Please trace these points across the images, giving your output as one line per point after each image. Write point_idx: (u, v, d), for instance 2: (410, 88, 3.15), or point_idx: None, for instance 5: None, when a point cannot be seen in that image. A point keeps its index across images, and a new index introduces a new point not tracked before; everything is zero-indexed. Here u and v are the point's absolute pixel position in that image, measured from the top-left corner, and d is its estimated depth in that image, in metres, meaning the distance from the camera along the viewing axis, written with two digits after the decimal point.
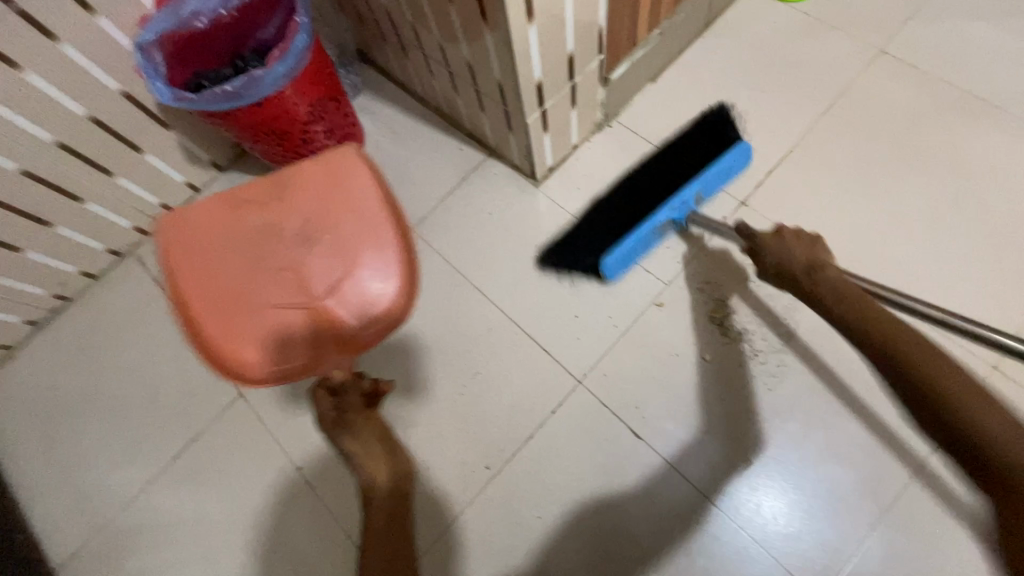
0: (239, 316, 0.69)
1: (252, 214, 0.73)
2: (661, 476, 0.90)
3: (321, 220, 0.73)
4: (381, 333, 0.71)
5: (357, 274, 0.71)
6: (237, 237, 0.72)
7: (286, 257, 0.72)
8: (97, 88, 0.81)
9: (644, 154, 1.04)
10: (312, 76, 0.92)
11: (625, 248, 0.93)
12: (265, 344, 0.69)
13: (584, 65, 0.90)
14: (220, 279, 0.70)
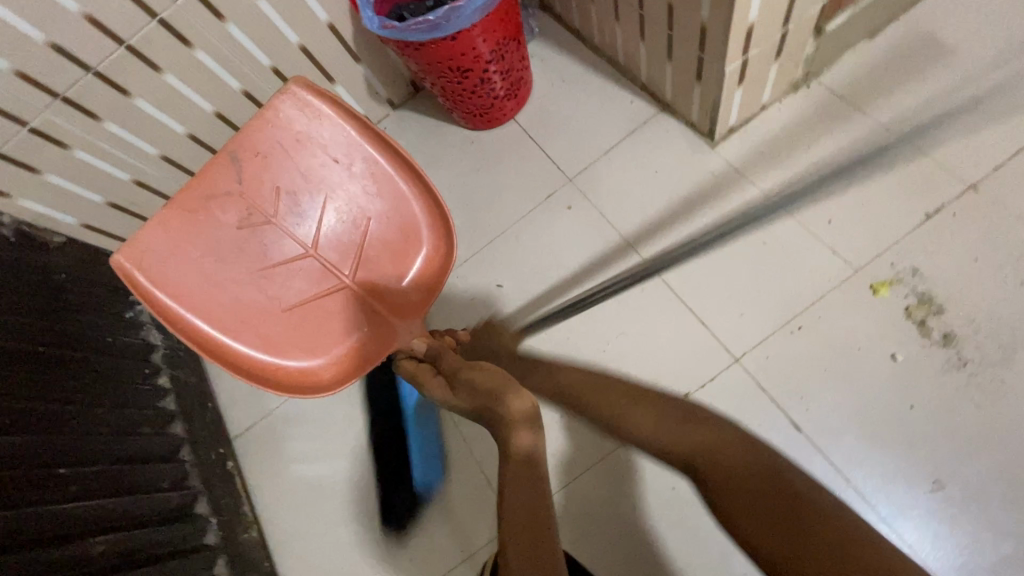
0: (292, 307, 0.72)
1: (206, 214, 0.70)
2: (829, 486, 0.75)
3: (302, 186, 0.72)
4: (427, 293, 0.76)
5: (370, 234, 0.74)
6: (216, 244, 0.70)
7: (278, 237, 0.72)
8: (310, 17, 0.93)
9: (851, 124, 0.89)
10: (502, 14, 0.87)
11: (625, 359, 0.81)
12: (309, 336, 0.73)
13: (804, 9, 0.75)
14: (223, 295, 0.70)
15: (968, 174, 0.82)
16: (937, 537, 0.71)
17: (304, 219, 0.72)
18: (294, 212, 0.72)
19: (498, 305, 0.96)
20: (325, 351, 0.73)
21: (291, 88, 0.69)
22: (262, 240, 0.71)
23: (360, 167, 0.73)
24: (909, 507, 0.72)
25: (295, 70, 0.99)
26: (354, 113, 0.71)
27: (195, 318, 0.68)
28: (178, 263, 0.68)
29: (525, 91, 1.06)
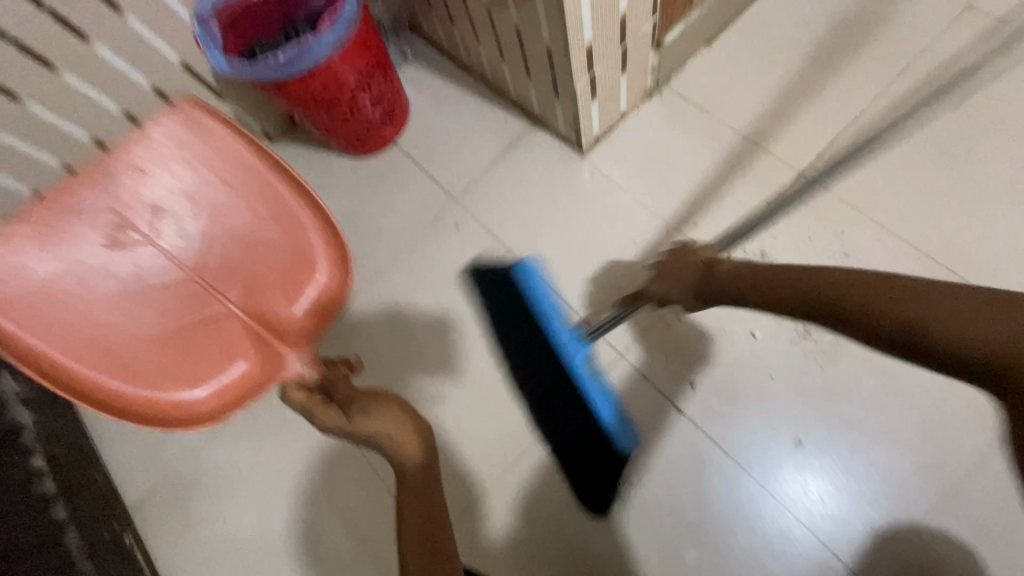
0: (169, 329, 0.72)
1: (66, 228, 0.68)
2: (708, 458, 0.82)
3: (184, 205, 0.72)
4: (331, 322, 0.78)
5: (255, 257, 0.74)
6: (76, 261, 0.68)
7: (155, 261, 0.72)
8: (159, 59, 0.89)
9: (700, 125, 0.97)
10: (360, 44, 0.87)
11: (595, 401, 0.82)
12: (185, 358, 0.72)
13: (637, 27, 0.81)
14: (87, 326, 0.68)
15: (800, 163, 0.92)
16: (806, 489, 0.79)
17: (184, 240, 0.72)
18: (170, 232, 0.72)
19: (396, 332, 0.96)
20: (207, 373, 0.73)
21: (180, 110, 0.68)
22: (133, 256, 0.71)
23: (248, 192, 0.72)
24: (782, 466, 0.80)
25: (151, 114, 0.95)
26: (245, 136, 0.70)
27: (48, 339, 0.66)
28: (40, 276, 0.66)
29: (402, 115, 1.07)
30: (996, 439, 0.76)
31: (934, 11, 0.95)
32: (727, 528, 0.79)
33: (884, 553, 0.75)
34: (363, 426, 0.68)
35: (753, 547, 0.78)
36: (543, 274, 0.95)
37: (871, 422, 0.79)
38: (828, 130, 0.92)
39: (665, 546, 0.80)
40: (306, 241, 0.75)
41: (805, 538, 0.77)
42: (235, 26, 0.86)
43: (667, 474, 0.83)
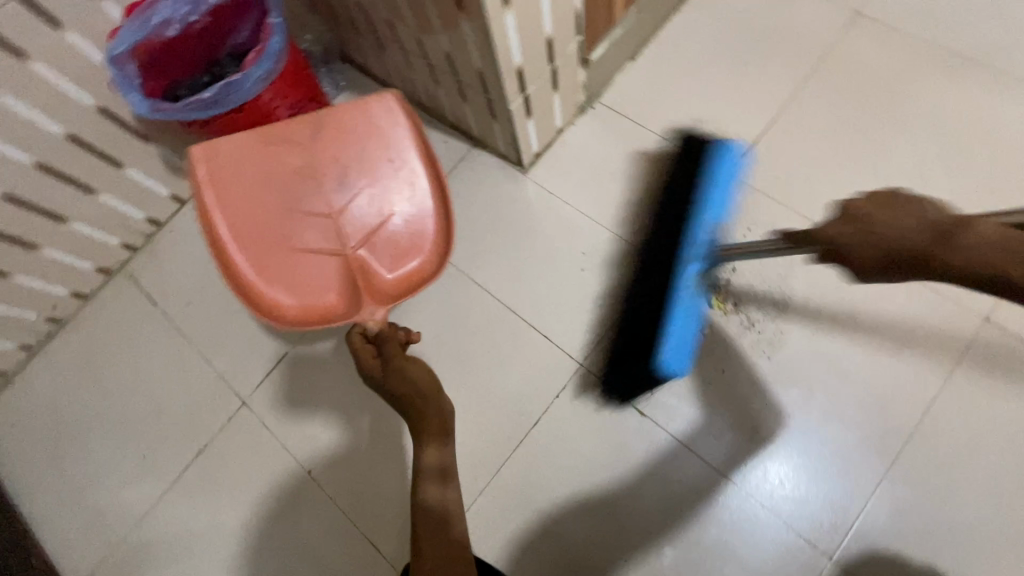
0: (246, 167, 0.75)
1: (275, 154, 0.76)
2: (671, 456, 0.84)
3: (360, 163, 0.76)
4: (355, 275, 0.74)
5: (390, 222, 0.75)
6: (272, 180, 0.75)
7: (322, 201, 0.75)
8: (74, 105, 0.85)
9: (633, 136, 1.01)
10: (290, 78, 0.85)
11: (676, 338, 0.81)
12: (297, 273, 0.74)
13: (563, 48, 0.84)
14: (262, 209, 0.74)
15: None
16: (766, 472, 0.81)
17: (351, 196, 0.75)
18: (338, 179, 0.76)
19: None
20: (267, 275, 0.74)
21: (377, 97, 0.76)
22: (305, 193, 0.75)
23: (407, 170, 0.76)
24: (741, 453, 0.82)
25: (68, 162, 0.90)
26: (416, 123, 0.76)
27: (223, 220, 0.74)
28: (246, 182, 0.75)
29: None
30: (931, 403, 0.80)
31: (830, 19, 1.03)
32: (697, 521, 0.81)
33: (844, 529, 0.77)
34: (394, 386, 0.65)
35: (723, 537, 0.80)
36: (497, 292, 0.96)
37: (818, 401, 0.82)
38: (749, 133, 0.98)
39: (639, 548, 0.82)
40: (403, 214, 0.75)
41: (771, 521, 0.79)
42: (153, 65, 0.83)
43: (634, 477, 0.84)
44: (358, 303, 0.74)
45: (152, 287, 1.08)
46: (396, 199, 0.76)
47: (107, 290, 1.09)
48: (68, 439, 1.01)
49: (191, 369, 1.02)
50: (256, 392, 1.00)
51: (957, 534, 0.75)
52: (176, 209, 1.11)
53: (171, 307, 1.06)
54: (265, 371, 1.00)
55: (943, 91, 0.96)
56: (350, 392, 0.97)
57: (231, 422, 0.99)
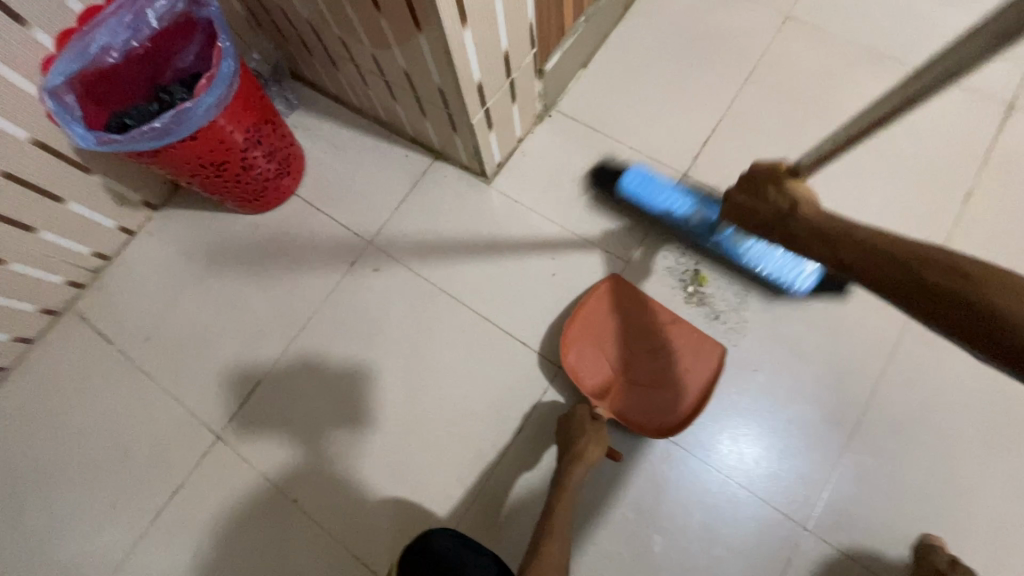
0: (660, 350, 0.90)
1: (645, 333, 0.91)
2: (653, 447, 0.87)
3: (664, 391, 0.88)
4: (606, 391, 0.89)
5: (638, 397, 0.88)
6: (625, 340, 0.91)
7: (631, 347, 0.91)
8: (8, 141, 0.80)
9: (591, 141, 1.04)
10: (244, 102, 0.83)
11: (649, 189, 0.91)
12: (603, 357, 0.91)
13: (519, 61, 0.86)
14: (632, 300, 0.92)
15: (681, 165, 1.02)
16: (743, 454, 0.86)
17: (649, 373, 0.89)
18: (647, 357, 0.90)
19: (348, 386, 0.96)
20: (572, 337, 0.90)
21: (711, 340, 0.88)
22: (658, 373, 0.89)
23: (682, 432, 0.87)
24: (718, 438, 0.87)
25: (3, 201, 0.84)
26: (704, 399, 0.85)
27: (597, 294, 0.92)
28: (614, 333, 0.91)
29: (299, 164, 1.04)
30: (881, 372, 0.86)
31: (763, 23, 1.09)
32: (683, 507, 0.84)
33: (815, 499, 0.83)
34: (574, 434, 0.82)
35: (708, 520, 0.84)
36: (472, 303, 0.98)
37: (782, 381, 0.88)
38: (699, 134, 1.03)
39: (629, 540, 0.84)
40: (668, 398, 0.87)
41: (750, 500, 0.84)
42: (92, 95, 0.79)
43: (620, 472, 0.86)
44: (610, 405, 0.88)
45: (104, 325, 1.03)
46: (667, 388, 0.88)
47: (56, 331, 1.03)
48: (24, 495, 0.95)
49: (156, 408, 0.98)
50: (229, 424, 0.96)
51: (913, 491, 0.82)
52: (126, 241, 1.06)
53: (128, 344, 1.01)
54: (237, 402, 0.97)
55: (868, 86, 1.04)
56: (328, 415, 0.95)
57: (204, 458, 0.95)
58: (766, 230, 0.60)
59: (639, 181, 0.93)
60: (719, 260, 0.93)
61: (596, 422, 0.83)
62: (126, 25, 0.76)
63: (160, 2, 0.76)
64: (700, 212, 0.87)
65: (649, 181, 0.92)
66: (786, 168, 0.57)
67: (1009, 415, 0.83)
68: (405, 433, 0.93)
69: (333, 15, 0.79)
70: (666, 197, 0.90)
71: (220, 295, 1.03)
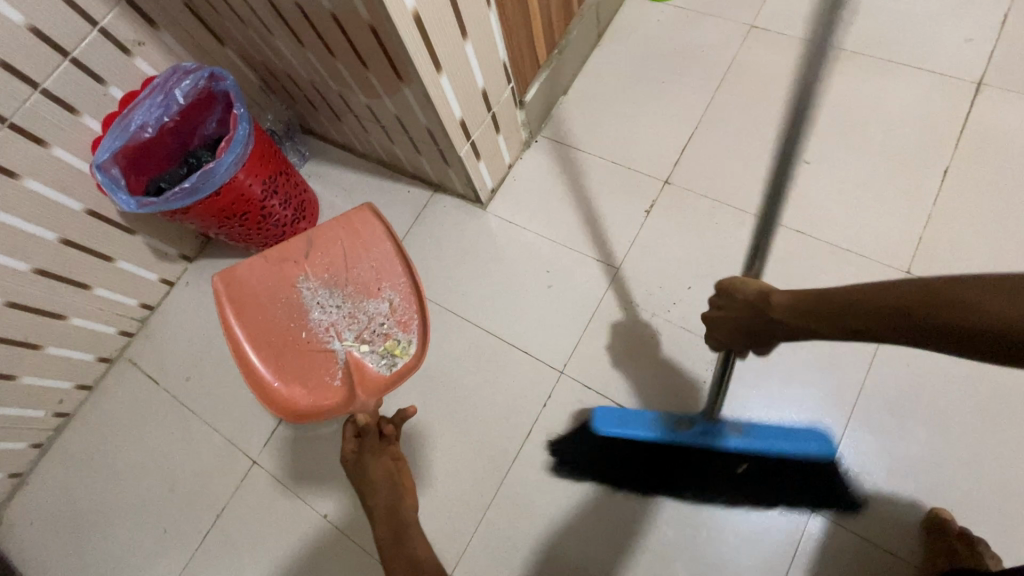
0: (322, 280, 0.98)
1: (286, 292, 0.97)
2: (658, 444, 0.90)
3: (375, 322, 0.96)
4: (349, 377, 0.94)
5: (385, 341, 0.95)
6: (311, 323, 0.96)
7: (298, 333, 0.96)
8: (65, 212, 0.93)
9: (575, 161, 1.12)
10: (260, 158, 0.94)
11: (627, 418, 0.89)
12: (311, 377, 0.95)
13: (497, 96, 0.95)
14: (289, 267, 0.98)
15: (661, 174, 1.08)
16: None
17: (348, 315, 0.97)
18: (332, 308, 0.97)
19: None
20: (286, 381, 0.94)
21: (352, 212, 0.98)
22: (362, 314, 0.96)
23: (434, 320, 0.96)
24: None
25: (63, 264, 0.97)
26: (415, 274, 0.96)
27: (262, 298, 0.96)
28: (287, 325, 0.96)
29: (313, 209, 1.15)
30: (874, 352, 0.89)
31: (729, 34, 1.16)
32: (689, 498, 0.87)
33: (819, 482, 0.84)
34: (356, 475, 0.85)
35: (714, 509, 0.86)
36: (477, 320, 1.05)
37: (779, 370, 0.91)
38: (676, 142, 1.10)
39: (640, 533, 0.87)
40: (394, 299, 0.97)
41: (755, 488, 0.86)
42: (133, 167, 0.92)
43: (625, 469, 0.90)
44: (370, 377, 0.94)
45: (152, 367, 1.14)
46: (385, 298, 0.97)
47: (110, 377, 1.15)
48: (87, 525, 1.05)
49: (198, 440, 1.07)
50: (265, 450, 1.05)
51: (916, 464, 0.83)
52: (166, 290, 1.18)
53: (172, 383, 1.12)
54: (269, 431, 1.06)
55: (836, 80, 1.08)
56: None
57: (242, 483, 1.03)
58: (750, 331, 0.62)
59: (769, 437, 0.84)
60: (772, 479, 0.86)
61: (373, 438, 0.87)
62: (158, 104, 0.89)
63: (185, 82, 0.89)
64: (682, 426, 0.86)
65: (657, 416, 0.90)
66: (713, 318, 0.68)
67: (1004, 386, 0.84)
68: None
69: (331, 75, 0.90)
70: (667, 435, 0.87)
71: None
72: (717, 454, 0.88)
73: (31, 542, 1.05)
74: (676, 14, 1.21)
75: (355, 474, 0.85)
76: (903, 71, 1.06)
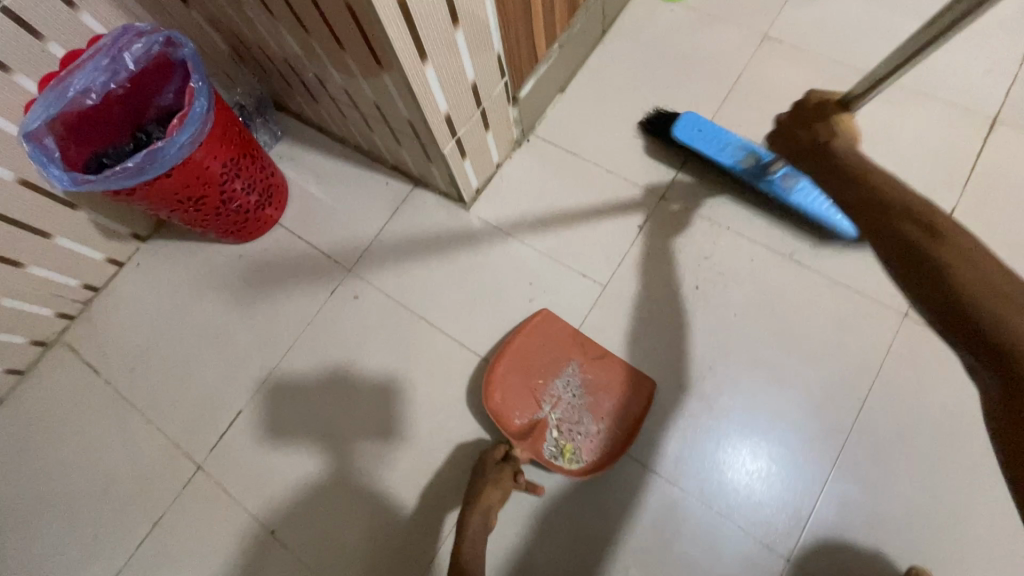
0: (551, 358, 0.92)
1: (551, 347, 0.92)
2: (634, 478, 0.85)
3: (567, 416, 0.89)
4: (528, 432, 0.88)
5: (547, 434, 0.88)
6: (537, 375, 0.91)
7: (539, 373, 0.91)
8: None
9: (569, 166, 1.04)
10: (220, 137, 0.85)
11: (699, 134, 0.96)
12: (516, 391, 0.91)
13: (490, 91, 0.87)
14: (554, 332, 0.93)
15: (658, 188, 1.01)
16: (727, 486, 0.83)
17: (574, 409, 0.89)
18: (573, 394, 0.90)
19: (331, 416, 0.96)
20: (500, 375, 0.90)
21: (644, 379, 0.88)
22: (574, 413, 0.89)
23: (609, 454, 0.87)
24: (697, 467, 0.85)
25: None
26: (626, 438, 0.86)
27: (536, 333, 0.93)
28: (538, 356, 0.92)
29: (281, 194, 1.05)
30: (865, 396, 0.84)
31: (740, 42, 1.09)
32: (661, 539, 0.82)
33: (797, 530, 0.80)
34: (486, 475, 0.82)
35: (693, 556, 0.81)
36: (451, 329, 0.98)
37: (764, 408, 0.86)
38: (676, 154, 1.03)
39: (608, 572, 0.82)
40: (593, 436, 0.88)
41: (732, 533, 0.81)
42: (73, 136, 0.82)
43: (596, 502, 0.85)
44: (533, 445, 0.87)
45: (93, 355, 1.04)
46: (592, 424, 0.89)
47: (46, 361, 1.05)
48: (9, 524, 0.96)
49: (140, 438, 0.99)
50: (212, 453, 0.97)
51: (898, 519, 0.79)
52: (114, 271, 1.08)
53: (114, 373, 1.03)
54: (218, 431, 0.98)
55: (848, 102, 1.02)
56: (308, 444, 0.95)
57: (186, 487, 0.95)
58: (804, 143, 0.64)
59: (833, 218, 0.89)
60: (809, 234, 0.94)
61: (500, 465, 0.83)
62: (104, 68, 0.78)
63: (138, 45, 0.79)
64: (750, 163, 0.92)
65: (703, 124, 0.96)
66: (835, 102, 0.63)
67: (994, 442, 0.81)
68: (385, 461, 0.93)
69: (304, 52, 0.81)
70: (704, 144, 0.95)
71: (204, 323, 1.04)
72: (765, 199, 0.94)
73: None
74: (686, 16, 1.13)
75: (485, 473, 0.82)
76: (918, 98, 1.01)
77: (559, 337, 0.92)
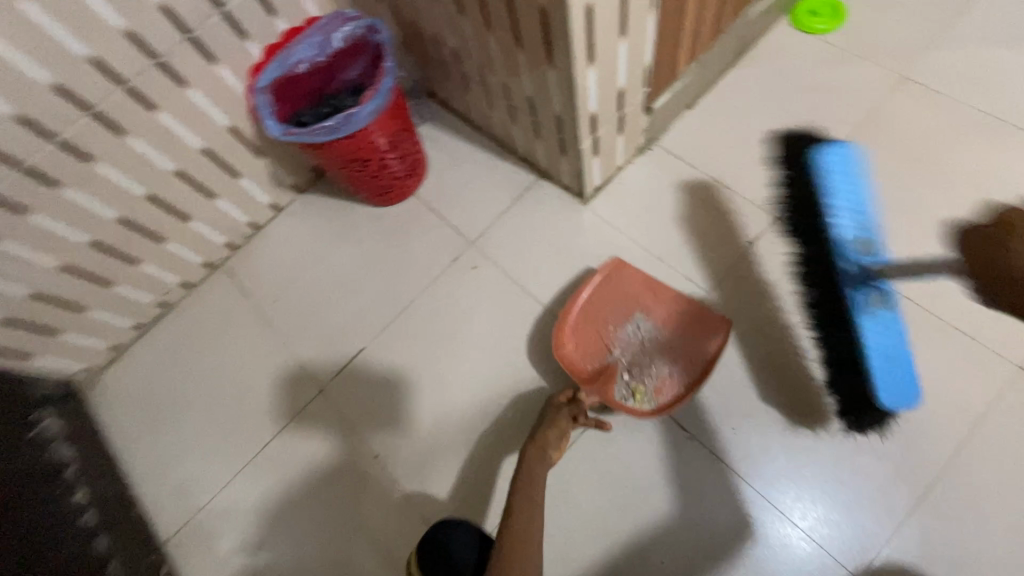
0: (625, 309, 1.00)
1: (625, 296, 1.00)
2: (715, 473, 0.90)
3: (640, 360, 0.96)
4: (598, 375, 0.95)
5: (619, 376, 0.95)
6: (608, 325, 0.99)
7: (611, 322, 0.99)
8: (212, 124, 1.01)
9: (688, 177, 1.11)
10: (392, 113, 0.99)
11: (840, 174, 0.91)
12: (588, 343, 0.99)
13: (631, 98, 0.96)
14: (631, 285, 1.00)
15: (773, 209, 1.05)
16: (800, 496, 0.87)
17: (644, 354, 0.97)
18: (642, 338, 0.98)
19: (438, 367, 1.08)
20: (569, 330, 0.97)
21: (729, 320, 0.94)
22: (644, 360, 0.96)
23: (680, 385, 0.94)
24: (778, 475, 0.88)
25: (200, 171, 1.06)
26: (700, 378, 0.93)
27: (609, 286, 1.00)
28: (612, 308, 1.00)
29: (421, 169, 1.20)
30: (963, 438, 0.85)
31: (877, 80, 1.11)
32: (733, 536, 0.87)
33: (874, 554, 0.82)
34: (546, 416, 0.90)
35: (765, 558, 0.85)
36: (555, 310, 1.07)
37: (854, 431, 0.88)
38: None
39: (677, 554, 0.87)
40: (664, 377, 0.95)
41: (806, 543, 0.84)
42: (280, 97, 0.99)
43: (675, 488, 0.90)
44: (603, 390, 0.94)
45: (248, 282, 1.23)
46: (664, 367, 0.96)
47: (210, 281, 1.25)
48: (165, 409, 1.15)
49: (276, 358, 1.15)
50: (332, 382, 1.12)
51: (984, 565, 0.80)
52: (273, 215, 1.27)
53: (263, 300, 1.21)
54: (341, 363, 1.12)
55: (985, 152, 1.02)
56: (416, 388, 1.08)
57: (307, 406, 1.11)
58: None
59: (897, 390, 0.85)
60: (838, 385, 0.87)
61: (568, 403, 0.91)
62: (316, 44, 0.95)
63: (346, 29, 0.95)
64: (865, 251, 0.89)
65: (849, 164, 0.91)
66: None
67: None
68: (480, 416, 1.03)
69: (478, 47, 0.94)
70: (844, 174, 0.91)
71: (340, 270, 1.20)
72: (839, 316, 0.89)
73: (118, 411, 1.16)
74: (824, 49, 1.16)
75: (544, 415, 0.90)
76: None
77: (633, 290, 1.00)
